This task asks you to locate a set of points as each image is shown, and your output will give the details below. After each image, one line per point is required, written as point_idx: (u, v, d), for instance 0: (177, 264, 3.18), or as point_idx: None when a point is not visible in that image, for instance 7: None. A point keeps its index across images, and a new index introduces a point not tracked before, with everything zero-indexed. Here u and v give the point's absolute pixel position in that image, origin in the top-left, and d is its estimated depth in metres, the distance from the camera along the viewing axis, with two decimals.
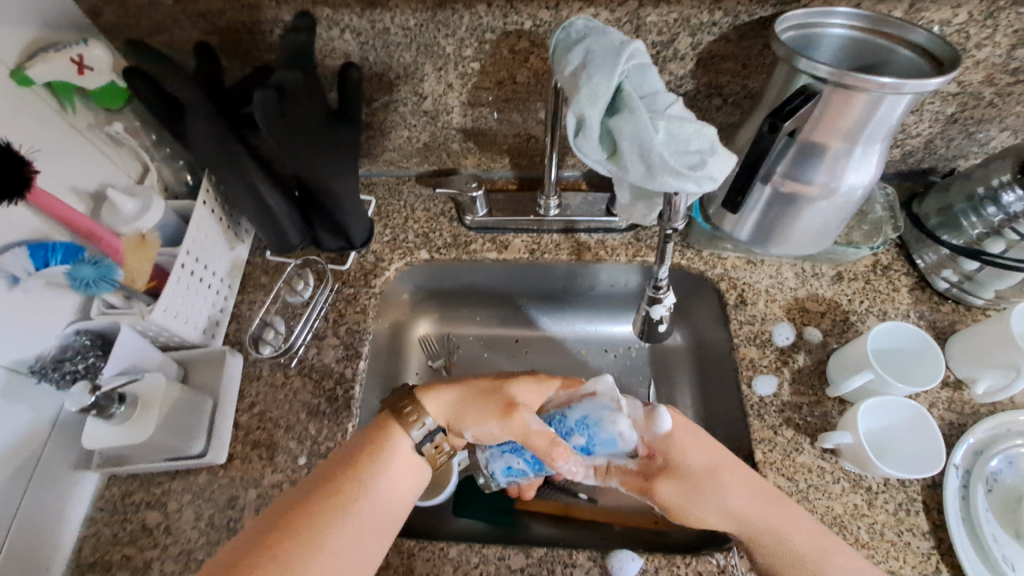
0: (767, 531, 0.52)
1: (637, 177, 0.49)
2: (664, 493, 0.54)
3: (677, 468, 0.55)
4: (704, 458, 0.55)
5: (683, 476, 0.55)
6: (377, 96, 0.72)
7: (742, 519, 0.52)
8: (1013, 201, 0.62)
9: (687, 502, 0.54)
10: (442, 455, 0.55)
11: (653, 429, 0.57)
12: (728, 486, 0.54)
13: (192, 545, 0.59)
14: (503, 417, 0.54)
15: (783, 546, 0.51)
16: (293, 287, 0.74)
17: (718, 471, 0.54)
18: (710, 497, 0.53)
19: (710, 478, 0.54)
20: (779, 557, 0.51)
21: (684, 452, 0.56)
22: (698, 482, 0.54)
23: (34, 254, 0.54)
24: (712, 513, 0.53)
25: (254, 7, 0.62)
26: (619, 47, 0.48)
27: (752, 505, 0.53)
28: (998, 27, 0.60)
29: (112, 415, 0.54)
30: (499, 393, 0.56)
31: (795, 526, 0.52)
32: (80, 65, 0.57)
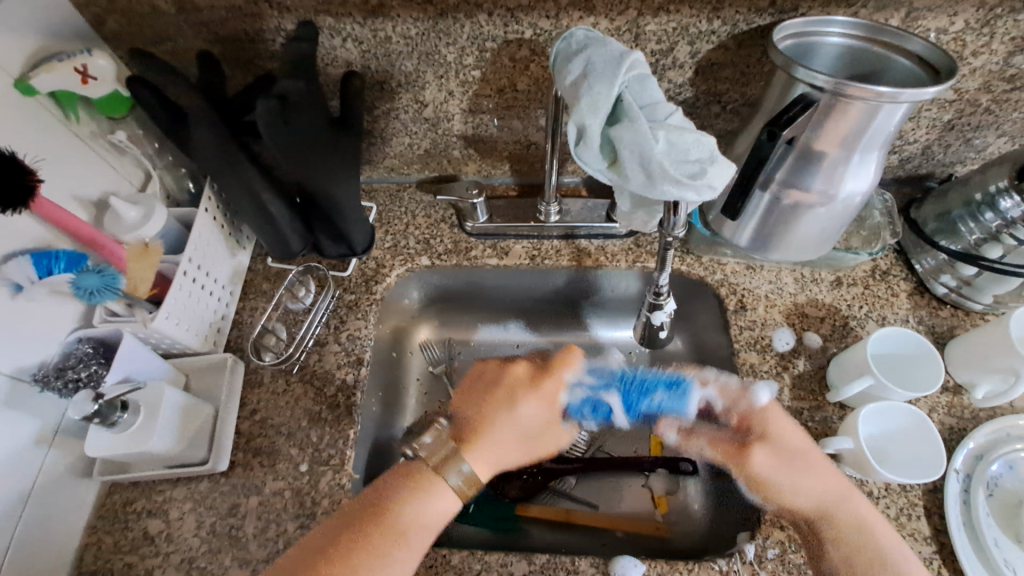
0: (850, 516, 0.52)
1: (637, 186, 0.49)
2: (757, 461, 0.56)
3: (774, 440, 0.56)
4: (807, 444, 0.56)
5: (779, 446, 0.56)
6: (378, 104, 0.72)
7: (829, 503, 0.53)
8: (1010, 207, 0.62)
9: (778, 474, 0.55)
10: (476, 486, 0.52)
11: (750, 401, 0.59)
12: (824, 469, 0.54)
13: (193, 552, 0.59)
14: (510, 434, 0.54)
15: (861, 533, 0.52)
16: (295, 294, 0.74)
17: (813, 456, 0.55)
18: (805, 473, 0.54)
19: (806, 458, 0.55)
20: (856, 548, 0.51)
21: (782, 427, 0.57)
22: (792, 455, 0.55)
23: (38, 262, 0.54)
24: (807, 492, 0.53)
25: (257, 15, 0.62)
26: (619, 57, 0.48)
27: (836, 493, 0.53)
28: (994, 34, 0.61)
29: (114, 422, 0.55)
30: (513, 415, 0.55)
31: (878, 524, 0.52)
32: (84, 74, 0.58)
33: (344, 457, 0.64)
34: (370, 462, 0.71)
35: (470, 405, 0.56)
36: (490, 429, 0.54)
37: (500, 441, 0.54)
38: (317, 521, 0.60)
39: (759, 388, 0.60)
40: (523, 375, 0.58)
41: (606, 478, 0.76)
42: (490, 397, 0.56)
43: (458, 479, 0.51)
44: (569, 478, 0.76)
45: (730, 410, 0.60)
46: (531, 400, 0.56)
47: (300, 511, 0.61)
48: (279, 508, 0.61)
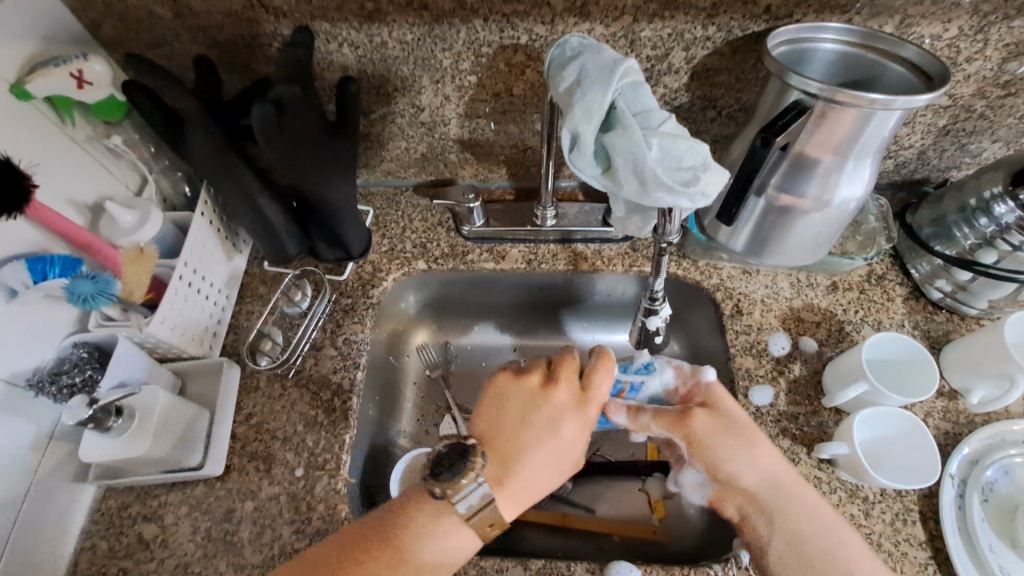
0: (833, 555, 0.50)
1: (630, 193, 0.49)
2: (694, 426, 0.56)
3: (716, 411, 0.57)
4: (751, 416, 0.58)
5: (719, 416, 0.57)
6: (375, 108, 0.72)
7: (776, 481, 0.53)
8: (1004, 212, 0.62)
9: (718, 441, 0.55)
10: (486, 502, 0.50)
11: (698, 377, 0.61)
12: (764, 438, 0.55)
13: (188, 558, 0.59)
14: (546, 459, 0.52)
15: (795, 530, 0.51)
16: (291, 299, 0.74)
17: (758, 427, 0.57)
18: (745, 444, 0.55)
19: (750, 428, 0.56)
20: (791, 542, 0.51)
21: (729, 401, 0.58)
22: (736, 429, 0.56)
23: (33, 267, 0.54)
24: (743, 462, 0.54)
25: (253, 20, 0.62)
26: (613, 65, 0.48)
27: (810, 529, 0.51)
28: (988, 41, 0.61)
29: (109, 428, 0.54)
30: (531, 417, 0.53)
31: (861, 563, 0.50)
32: (80, 79, 0.57)
33: (340, 461, 0.64)
34: (367, 466, 0.71)
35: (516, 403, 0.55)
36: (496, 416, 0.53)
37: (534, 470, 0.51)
38: (313, 526, 0.60)
39: (706, 367, 0.61)
40: (565, 397, 0.54)
41: (602, 482, 0.76)
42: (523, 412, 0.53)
43: (466, 506, 0.49)
44: (566, 482, 0.76)
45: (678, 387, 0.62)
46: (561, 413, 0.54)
47: (295, 515, 0.60)
48: (274, 513, 0.61)
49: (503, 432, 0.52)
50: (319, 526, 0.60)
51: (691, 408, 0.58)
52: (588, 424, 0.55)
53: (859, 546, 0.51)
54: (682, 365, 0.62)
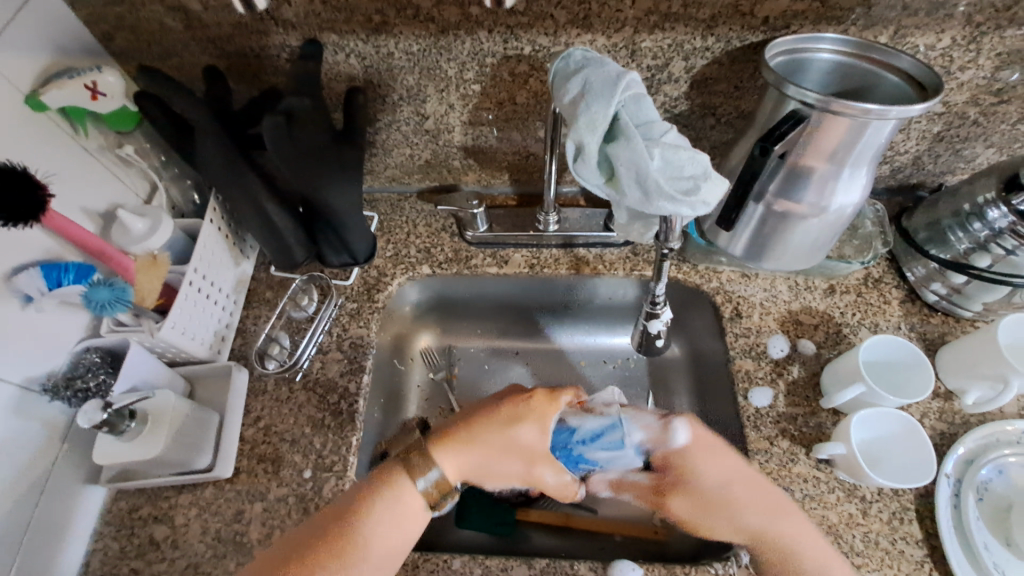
0: (782, 531, 0.53)
1: (634, 202, 0.51)
2: (676, 510, 0.56)
3: (689, 486, 0.55)
4: (728, 479, 0.54)
5: (694, 491, 0.55)
6: (380, 116, 0.74)
7: (757, 534, 0.53)
8: (998, 217, 0.64)
9: (698, 518, 0.55)
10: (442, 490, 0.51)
11: (667, 443, 0.57)
12: (744, 507, 0.53)
13: (199, 558, 0.60)
14: (495, 441, 0.52)
15: (791, 555, 0.52)
16: (298, 303, 0.75)
17: (735, 491, 0.54)
18: (721, 515, 0.54)
19: (724, 498, 0.54)
20: (786, 569, 0.52)
21: (697, 466, 0.56)
22: (710, 500, 0.54)
23: (48, 274, 0.55)
24: (727, 531, 0.54)
25: (262, 32, 0.64)
26: (616, 78, 0.49)
27: (767, 522, 0.53)
28: (981, 50, 0.62)
29: (123, 431, 0.56)
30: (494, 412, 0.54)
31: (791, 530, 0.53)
32: (94, 91, 0.59)
33: (347, 463, 0.65)
34: (373, 468, 0.72)
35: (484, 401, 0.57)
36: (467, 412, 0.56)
37: (481, 450, 0.52)
38: None
39: (675, 425, 0.57)
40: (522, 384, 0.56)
41: (604, 483, 0.77)
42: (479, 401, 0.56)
43: (424, 484, 0.51)
44: None
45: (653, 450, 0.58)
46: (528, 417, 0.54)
47: (304, 517, 0.62)
48: (283, 514, 0.62)
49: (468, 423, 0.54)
50: None
51: (667, 481, 0.57)
52: (550, 423, 0.55)
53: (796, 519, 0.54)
54: (654, 422, 0.58)
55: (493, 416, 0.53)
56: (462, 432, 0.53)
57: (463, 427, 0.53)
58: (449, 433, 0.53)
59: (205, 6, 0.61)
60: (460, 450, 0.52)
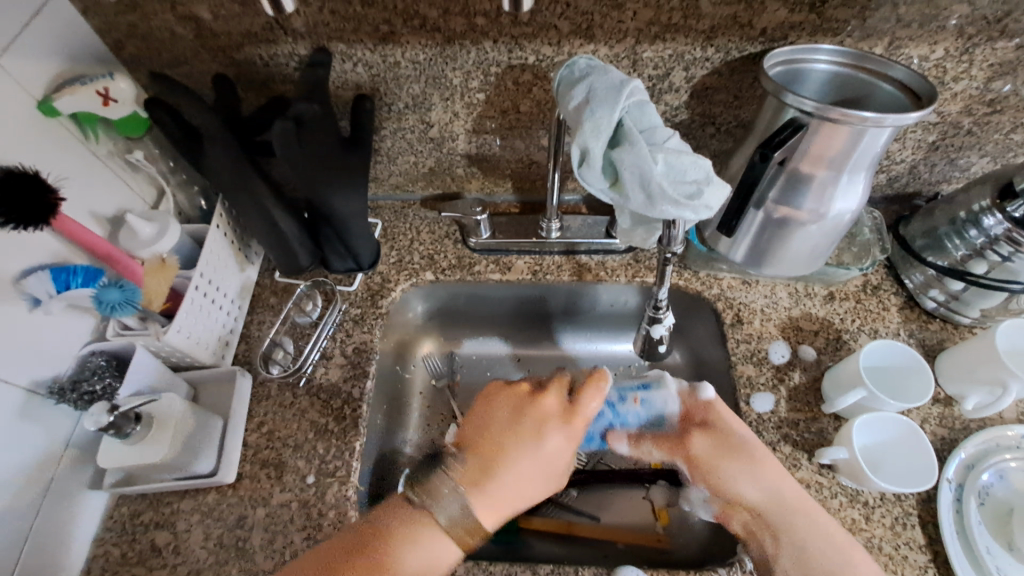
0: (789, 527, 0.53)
1: (637, 205, 0.51)
2: (694, 450, 0.59)
3: (717, 428, 0.59)
4: (749, 431, 0.59)
5: (721, 437, 0.58)
6: (386, 124, 0.75)
7: (772, 491, 0.55)
8: (993, 224, 0.65)
9: (719, 464, 0.57)
10: (478, 536, 0.50)
11: (695, 396, 0.62)
12: (765, 461, 0.56)
13: (201, 564, 0.59)
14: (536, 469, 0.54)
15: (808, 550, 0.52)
16: (302, 308, 0.76)
17: (755, 444, 0.58)
18: (744, 462, 0.56)
19: (748, 449, 0.57)
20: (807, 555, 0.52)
21: (727, 416, 0.60)
22: (732, 445, 0.57)
23: (57, 277, 0.56)
24: (742, 475, 0.56)
25: (271, 41, 0.65)
26: (620, 84, 0.51)
27: (782, 494, 0.54)
28: (973, 61, 0.64)
29: (128, 434, 0.55)
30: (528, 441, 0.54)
31: (813, 532, 0.52)
32: (106, 97, 0.60)
33: (350, 468, 0.65)
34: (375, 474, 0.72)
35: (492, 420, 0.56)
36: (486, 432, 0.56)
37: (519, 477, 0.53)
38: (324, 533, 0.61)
39: (704, 385, 0.62)
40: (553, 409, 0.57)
41: (607, 490, 0.77)
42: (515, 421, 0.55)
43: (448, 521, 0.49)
44: (571, 490, 0.77)
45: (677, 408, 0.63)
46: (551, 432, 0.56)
47: (306, 522, 0.61)
48: (286, 520, 0.62)
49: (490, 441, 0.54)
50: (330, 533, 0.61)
51: (692, 424, 0.61)
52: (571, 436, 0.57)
53: (820, 520, 0.53)
54: (682, 384, 0.63)
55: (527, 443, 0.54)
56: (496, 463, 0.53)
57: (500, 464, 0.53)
58: (480, 464, 0.52)
59: (216, 15, 0.63)
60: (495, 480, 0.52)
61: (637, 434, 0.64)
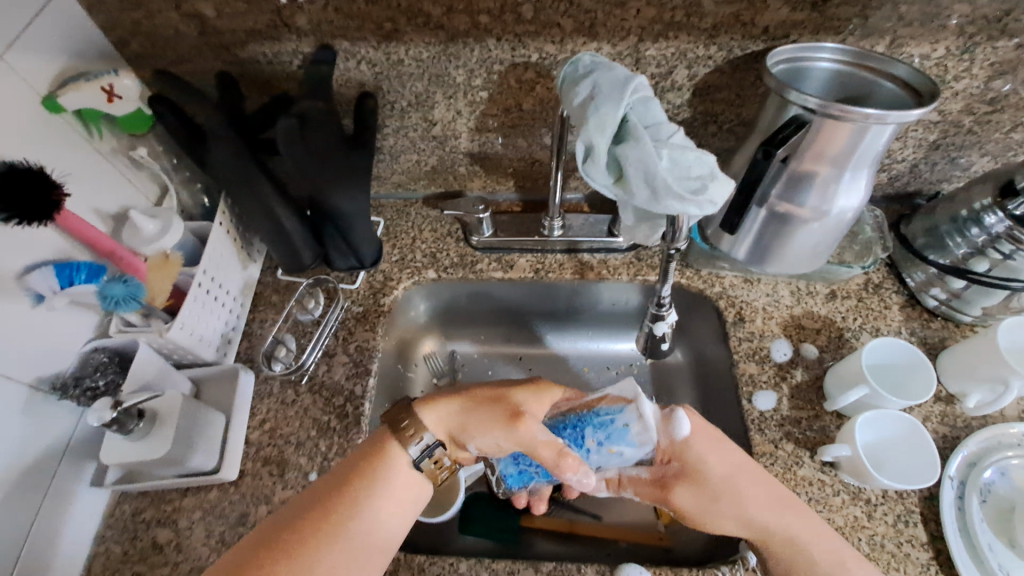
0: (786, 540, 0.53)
1: (642, 201, 0.52)
2: (679, 500, 0.55)
3: (697, 476, 0.55)
4: (735, 465, 0.55)
5: (700, 483, 0.55)
6: (388, 122, 0.75)
7: (761, 530, 0.53)
8: (995, 223, 0.65)
9: (703, 506, 0.55)
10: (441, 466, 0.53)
11: (670, 436, 0.56)
12: (749, 494, 0.54)
13: (202, 561, 0.59)
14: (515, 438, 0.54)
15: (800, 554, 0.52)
16: (305, 306, 0.75)
17: (739, 480, 0.55)
18: (730, 501, 0.54)
19: (729, 486, 0.55)
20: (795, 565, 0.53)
21: (704, 454, 0.55)
22: (716, 488, 0.55)
23: (60, 273, 0.56)
24: (730, 519, 0.54)
25: (275, 39, 0.65)
26: (625, 81, 0.51)
27: (773, 517, 0.53)
28: (975, 60, 0.64)
29: (131, 430, 0.55)
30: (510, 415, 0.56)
31: (803, 529, 0.53)
32: (110, 93, 0.59)
33: None
34: None
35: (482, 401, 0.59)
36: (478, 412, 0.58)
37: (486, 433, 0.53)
38: None
39: (679, 416, 0.56)
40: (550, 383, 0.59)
41: (609, 488, 0.77)
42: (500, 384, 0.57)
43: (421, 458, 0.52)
44: (573, 489, 0.77)
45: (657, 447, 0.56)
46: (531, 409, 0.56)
47: None
48: None
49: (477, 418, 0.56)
50: None
51: (669, 473, 0.56)
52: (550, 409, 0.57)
53: (813, 522, 0.54)
54: (658, 414, 0.56)
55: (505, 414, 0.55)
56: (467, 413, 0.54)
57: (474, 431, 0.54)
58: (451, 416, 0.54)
59: (220, 12, 0.63)
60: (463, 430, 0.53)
61: (619, 475, 0.58)
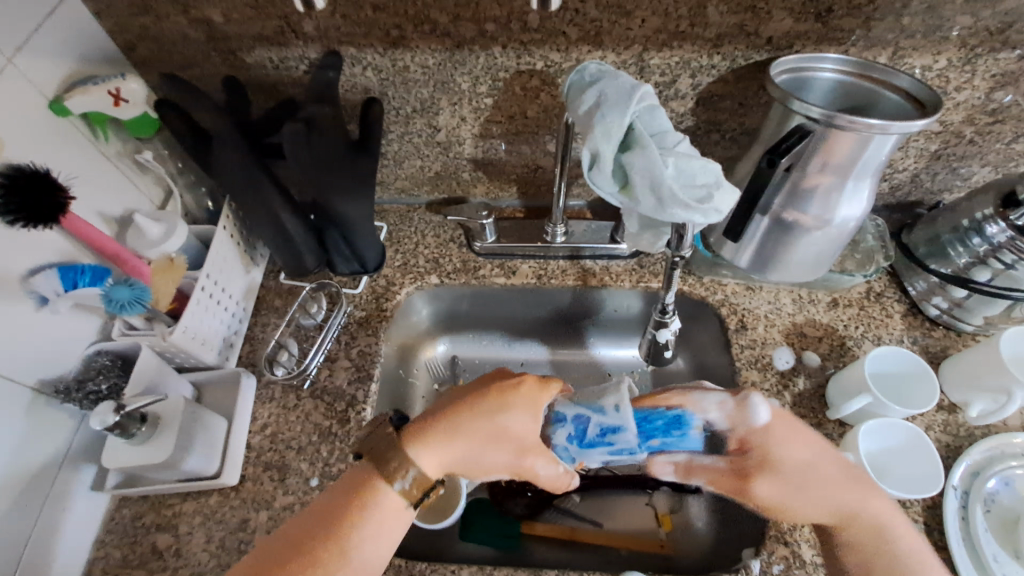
0: (863, 526, 0.50)
1: (647, 209, 0.52)
2: (761, 489, 0.52)
3: (778, 463, 0.52)
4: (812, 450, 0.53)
5: (781, 473, 0.52)
6: (393, 128, 0.75)
7: (844, 514, 0.50)
8: (996, 233, 0.66)
9: (788, 499, 0.51)
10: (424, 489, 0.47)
11: (748, 420, 0.55)
12: (828, 476, 0.52)
13: (202, 567, 0.59)
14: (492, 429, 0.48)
15: (872, 544, 0.50)
16: (307, 310, 0.75)
17: (823, 468, 0.52)
18: (807, 489, 0.51)
19: (810, 471, 0.52)
20: (862, 556, 0.50)
21: (782, 444, 0.53)
22: (792, 476, 0.52)
23: (64, 276, 0.56)
24: (813, 509, 0.51)
25: (282, 44, 0.66)
26: (631, 89, 0.51)
27: (843, 499, 0.51)
28: (976, 71, 0.65)
29: (133, 434, 0.55)
30: (500, 416, 0.48)
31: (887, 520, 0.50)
32: (117, 97, 0.60)
33: None
34: None
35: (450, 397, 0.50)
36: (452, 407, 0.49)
37: (469, 438, 0.47)
38: None
39: (755, 400, 0.55)
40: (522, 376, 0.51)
41: (609, 495, 0.76)
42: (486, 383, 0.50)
43: (402, 484, 0.46)
44: (573, 495, 0.76)
45: (729, 432, 0.56)
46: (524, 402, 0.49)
47: None
48: None
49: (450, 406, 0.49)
50: None
51: (748, 458, 0.54)
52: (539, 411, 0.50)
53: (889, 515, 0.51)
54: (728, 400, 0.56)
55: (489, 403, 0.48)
56: (444, 422, 0.47)
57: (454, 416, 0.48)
58: (424, 423, 0.48)
59: (228, 18, 0.63)
60: (444, 441, 0.47)
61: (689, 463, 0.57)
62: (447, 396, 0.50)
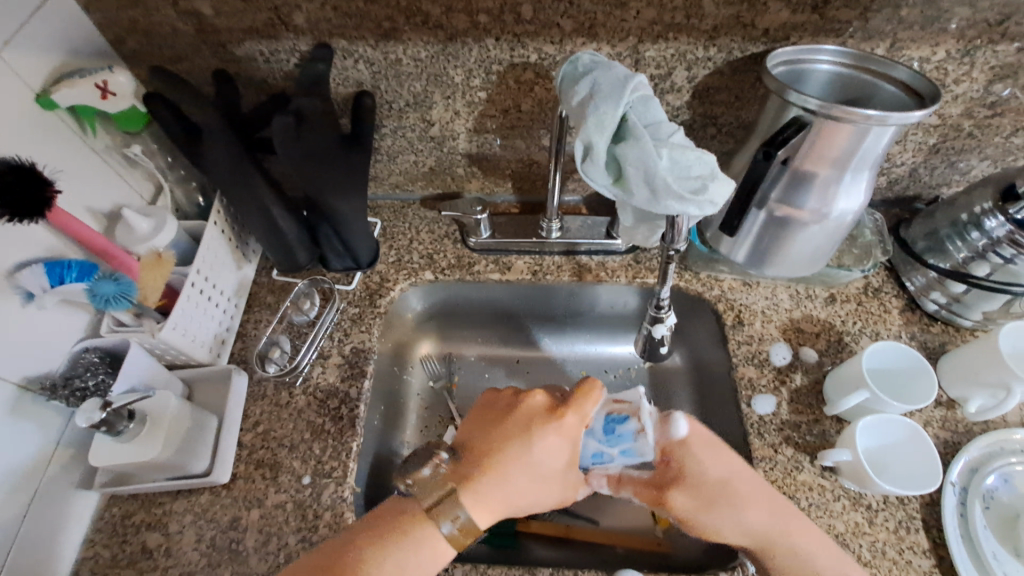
0: (785, 549, 0.52)
1: (642, 201, 0.51)
2: (677, 506, 0.53)
3: (692, 479, 0.54)
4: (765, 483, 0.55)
5: (699, 488, 0.53)
6: (386, 122, 0.74)
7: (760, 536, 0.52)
8: (995, 226, 0.65)
9: (700, 513, 0.53)
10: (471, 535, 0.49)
11: (668, 434, 0.56)
12: (748, 500, 0.53)
13: (192, 567, 0.58)
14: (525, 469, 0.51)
15: (801, 563, 0.52)
16: (300, 307, 0.74)
17: (735, 484, 0.54)
18: (727, 510, 0.52)
19: (725, 490, 0.53)
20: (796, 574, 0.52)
21: (698, 460, 0.55)
22: (712, 492, 0.53)
23: (51, 271, 0.55)
24: (729, 528, 0.52)
25: (272, 37, 0.65)
26: (624, 79, 0.50)
27: (766, 523, 0.52)
28: (974, 64, 0.64)
29: (120, 431, 0.55)
30: (531, 453, 0.52)
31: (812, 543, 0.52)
32: (104, 90, 0.59)
33: (347, 469, 0.64)
34: (372, 476, 0.71)
35: (476, 434, 0.54)
36: (484, 449, 0.52)
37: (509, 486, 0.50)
38: (319, 534, 0.59)
39: (676, 416, 0.57)
40: (541, 408, 0.55)
41: (606, 492, 0.76)
42: (511, 421, 0.54)
43: (450, 526, 0.48)
44: None
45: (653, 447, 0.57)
46: (550, 433, 0.53)
47: (301, 523, 0.60)
48: (280, 522, 0.60)
49: (483, 450, 0.52)
50: (325, 534, 0.59)
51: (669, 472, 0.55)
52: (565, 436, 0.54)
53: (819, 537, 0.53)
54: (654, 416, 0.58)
55: (520, 443, 0.52)
56: (480, 463, 0.51)
57: (489, 459, 0.51)
58: (472, 471, 0.51)
59: (218, 11, 0.62)
60: (487, 484, 0.50)
61: (619, 476, 0.58)
62: (474, 432, 0.54)
